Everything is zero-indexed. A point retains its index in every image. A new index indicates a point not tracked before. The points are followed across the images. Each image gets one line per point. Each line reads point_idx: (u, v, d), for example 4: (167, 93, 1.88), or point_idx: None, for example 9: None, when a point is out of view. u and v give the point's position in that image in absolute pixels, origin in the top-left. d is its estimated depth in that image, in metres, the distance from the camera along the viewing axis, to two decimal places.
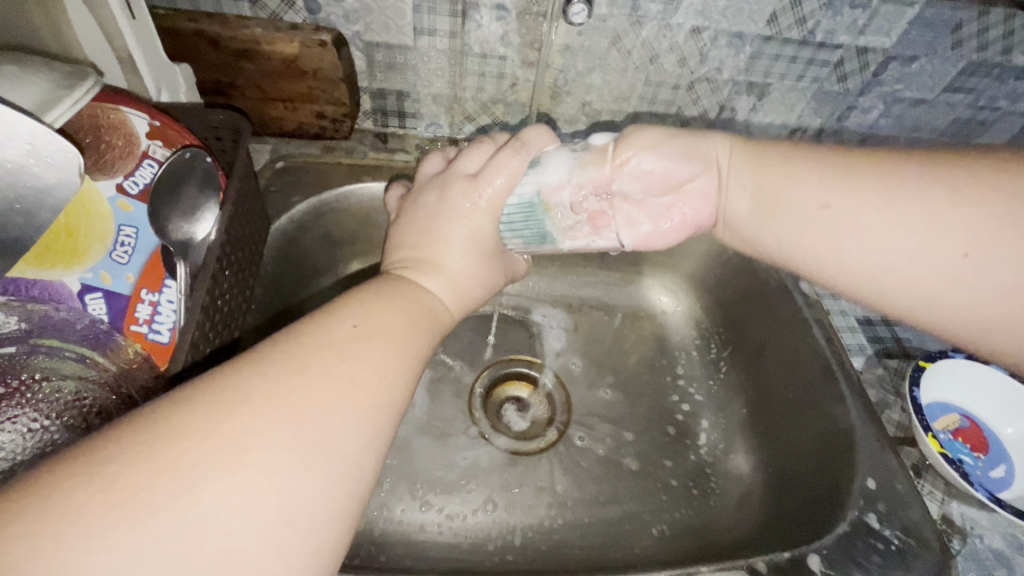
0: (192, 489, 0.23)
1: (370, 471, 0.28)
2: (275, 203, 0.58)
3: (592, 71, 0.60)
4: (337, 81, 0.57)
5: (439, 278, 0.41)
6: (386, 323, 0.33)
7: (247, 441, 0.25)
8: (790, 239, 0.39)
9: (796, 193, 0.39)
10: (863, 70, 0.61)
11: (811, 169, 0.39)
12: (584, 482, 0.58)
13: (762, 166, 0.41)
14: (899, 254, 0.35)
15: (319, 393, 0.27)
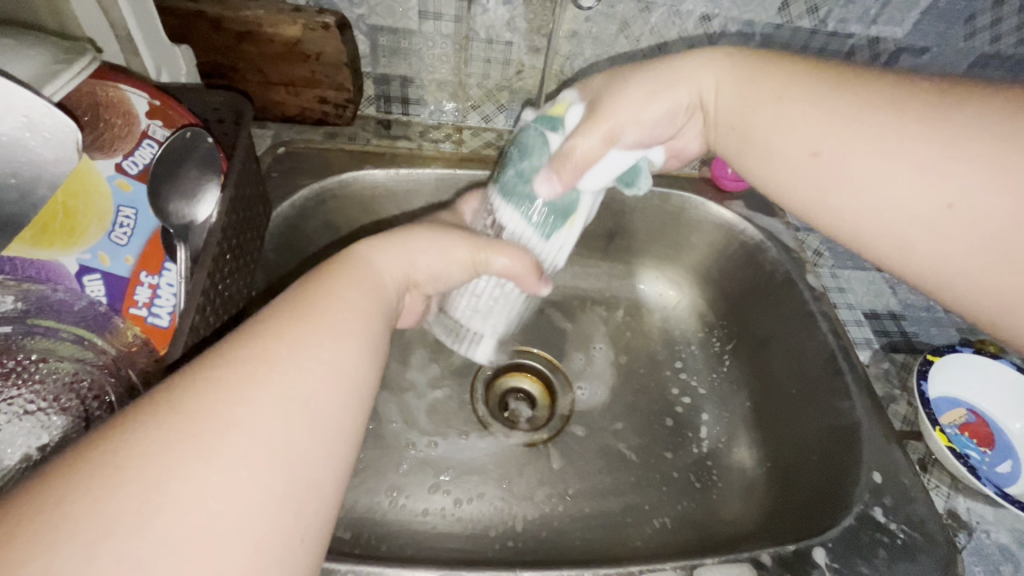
0: (74, 530, 0.20)
1: (303, 449, 0.26)
2: (278, 187, 0.57)
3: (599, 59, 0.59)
4: (341, 65, 0.56)
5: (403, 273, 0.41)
6: (309, 301, 0.32)
7: (136, 461, 0.22)
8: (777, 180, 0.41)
9: (779, 128, 0.39)
10: (875, 61, 0.60)
11: (799, 107, 0.38)
12: (586, 475, 0.57)
13: (751, 82, 0.40)
14: (898, 198, 0.35)
15: (251, 393, 0.26)
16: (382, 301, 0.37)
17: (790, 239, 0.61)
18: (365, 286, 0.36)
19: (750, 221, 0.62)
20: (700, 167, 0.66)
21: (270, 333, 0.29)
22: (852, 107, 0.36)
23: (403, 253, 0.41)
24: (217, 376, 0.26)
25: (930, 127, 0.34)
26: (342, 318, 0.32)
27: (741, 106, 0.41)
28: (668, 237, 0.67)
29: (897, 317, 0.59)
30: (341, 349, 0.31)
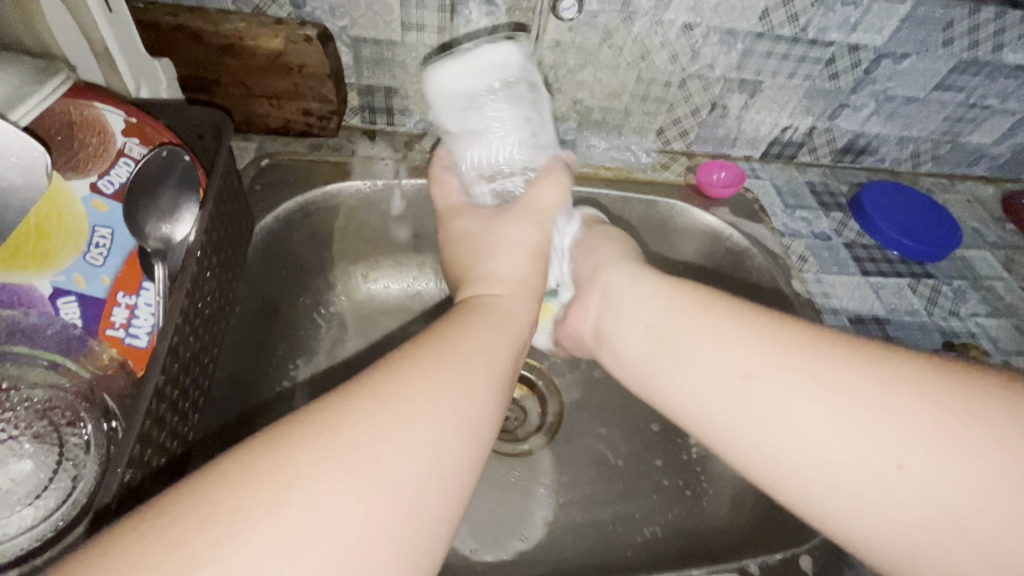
0: (243, 540, 0.22)
1: (437, 498, 0.27)
2: (261, 201, 0.57)
3: (583, 67, 0.59)
4: (324, 77, 0.55)
5: (519, 309, 0.41)
6: (461, 355, 0.33)
7: (297, 482, 0.24)
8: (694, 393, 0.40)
9: (713, 350, 0.40)
10: (855, 67, 0.60)
11: (728, 332, 0.40)
12: (576, 485, 0.57)
13: (709, 319, 0.41)
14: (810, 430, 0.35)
15: (404, 433, 0.27)
16: (513, 339, 0.38)
17: (775, 245, 0.62)
18: (495, 325, 0.38)
19: (735, 227, 0.63)
20: (685, 173, 0.67)
21: (420, 368, 0.31)
22: (789, 349, 0.37)
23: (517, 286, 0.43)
24: (380, 408, 0.28)
25: (842, 361, 0.35)
26: (478, 363, 0.33)
27: (664, 310, 0.44)
28: (653, 245, 0.67)
29: (882, 322, 0.58)
30: (482, 403, 0.31)
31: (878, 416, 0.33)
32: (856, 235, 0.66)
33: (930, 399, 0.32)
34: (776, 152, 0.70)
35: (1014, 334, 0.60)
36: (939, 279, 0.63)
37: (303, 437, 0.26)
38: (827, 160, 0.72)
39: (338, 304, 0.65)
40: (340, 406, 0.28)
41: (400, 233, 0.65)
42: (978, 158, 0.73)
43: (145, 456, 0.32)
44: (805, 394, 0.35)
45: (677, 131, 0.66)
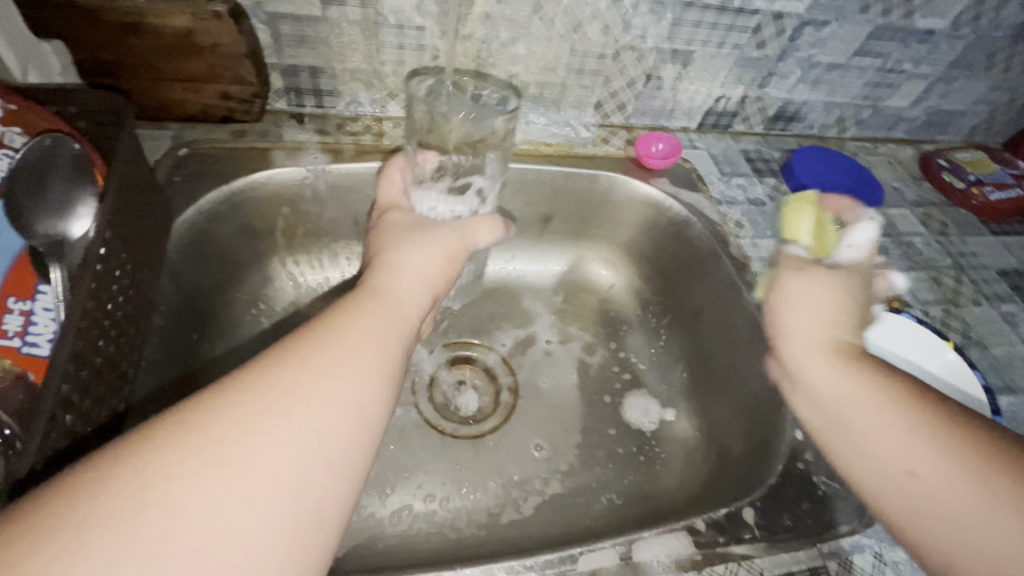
0: (88, 549, 0.22)
1: (317, 483, 0.28)
2: (181, 193, 0.53)
3: (515, 41, 0.58)
4: (241, 57, 0.52)
5: (411, 296, 0.43)
6: (349, 344, 0.34)
7: (156, 481, 0.24)
8: (856, 466, 0.40)
9: (895, 440, 0.39)
10: (781, 35, 0.62)
11: (903, 424, 0.39)
12: (529, 460, 0.58)
13: (896, 407, 0.40)
14: (958, 525, 0.35)
15: (277, 422, 0.28)
16: (398, 326, 0.39)
17: (713, 213, 0.63)
18: (380, 315, 0.39)
19: (675, 198, 0.64)
20: (625, 146, 0.67)
21: (299, 357, 0.32)
22: (968, 457, 0.36)
23: (404, 271, 0.45)
24: (252, 394, 0.29)
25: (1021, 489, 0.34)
26: (367, 352, 0.35)
27: (846, 391, 0.42)
28: (596, 219, 0.67)
29: None
30: (372, 392, 0.33)
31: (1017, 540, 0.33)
32: (789, 199, 0.68)
33: None
34: (711, 122, 0.71)
35: (931, 284, 0.64)
36: None
37: (159, 436, 0.26)
38: (760, 127, 0.74)
39: (278, 298, 0.62)
40: (207, 396, 0.28)
41: (339, 221, 0.62)
42: (896, 121, 0.76)
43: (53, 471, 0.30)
44: (975, 493, 0.35)
45: (615, 104, 0.66)
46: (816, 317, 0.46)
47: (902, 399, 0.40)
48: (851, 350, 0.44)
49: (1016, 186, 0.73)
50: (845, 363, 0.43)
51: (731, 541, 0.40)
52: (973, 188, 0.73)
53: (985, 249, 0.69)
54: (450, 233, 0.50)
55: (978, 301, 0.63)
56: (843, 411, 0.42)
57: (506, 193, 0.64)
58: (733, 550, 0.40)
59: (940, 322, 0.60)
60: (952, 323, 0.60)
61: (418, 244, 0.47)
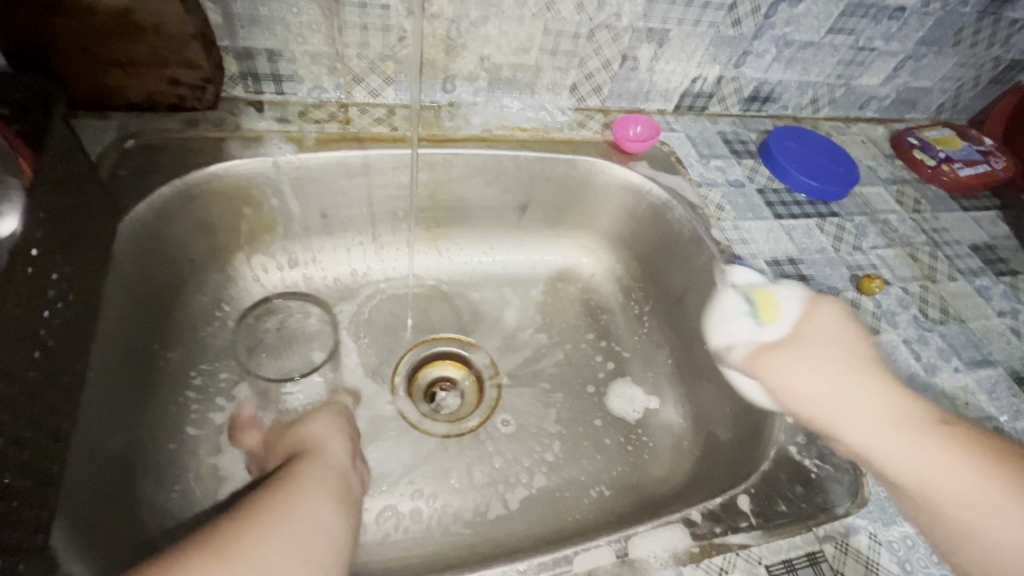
0: None
1: None
2: (129, 188, 0.49)
3: (486, 20, 0.55)
4: (187, 38, 0.48)
5: (340, 450, 0.45)
6: (298, 490, 0.38)
7: None
8: (942, 523, 0.37)
9: (974, 495, 0.36)
10: (756, 13, 0.61)
11: (954, 474, 0.36)
12: (515, 456, 0.56)
13: (937, 446, 0.37)
14: None
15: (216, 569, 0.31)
16: (337, 477, 0.41)
17: (693, 195, 0.62)
18: (326, 461, 0.42)
19: (654, 181, 0.62)
20: (602, 130, 0.65)
21: (257, 505, 0.36)
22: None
23: (319, 438, 0.45)
24: (216, 542, 0.32)
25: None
26: (317, 497, 0.38)
27: (914, 459, 0.38)
28: (575, 205, 0.66)
29: (795, 261, 0.60)
30: (325, 524, 0.36)
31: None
32: (768, 180, 0.67)
33: None
34: (688, 104, 0.70)
35: (908, 261, 0.64)
36: (842, 216, 0.66)
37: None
38: (736, 109, 0.73)
39: (243, 298, 0.59)
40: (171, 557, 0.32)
41: (304, 215, 0.59)
42: (868, 100, 0.77)
43: None
44: None
45: (590, 86, 0.64)
46: (843, 383, 0.41)
47: (938, 434, 0.38)
48: (905, 405, 0.40)
49: (984, 162, 0.74)
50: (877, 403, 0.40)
51: (728, 530, 0.39)
52: (943, 165, 0.74)
53: (958, 225, 0.70)
54: (335, 407, 0.50)
55: (953, 276, 0.64)
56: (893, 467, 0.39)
57: (481, 181, 0.62)
58: (730, 539, 0.39)
59: (919, 299, 0.60)
60: (930, 299, 0.61)
61: (315, 416, 0.48)
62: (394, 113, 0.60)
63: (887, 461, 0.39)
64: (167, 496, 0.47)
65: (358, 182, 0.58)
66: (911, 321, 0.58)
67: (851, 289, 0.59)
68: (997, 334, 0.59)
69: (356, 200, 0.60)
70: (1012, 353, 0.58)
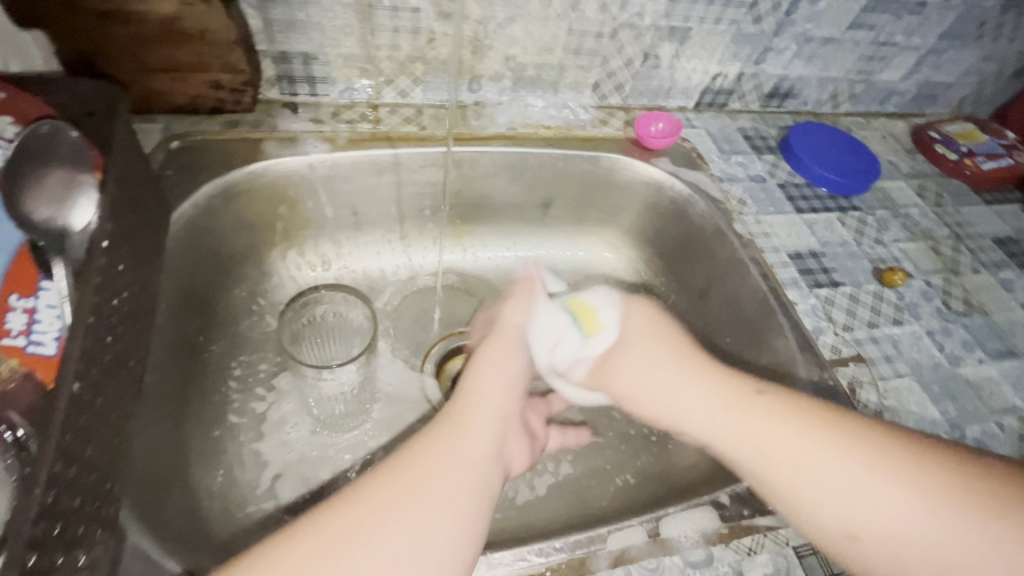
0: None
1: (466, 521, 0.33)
2: (175, 186, 0.52)
3: (512, 21, 0.57)
4: (230, 44, 0.50)
5: (503, 377, 0.45)
6: (465, 425, 0.39)
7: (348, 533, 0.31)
8: (807, 507, 0.36)
9: (807, 458, 0.37)
10: (777, 10, 0.62)
11: (795, 443, 0.38)
12: (542, 445, 0.57)
13: (766, 417, 0.39)
14: (890, 534, 0.34)
15: (398, 499, 0.33)
16: (496, 412, 0.41)
17: (715, 191, 0.63)
18: (490, 390, 0.43)
19: (676, 176, 0.63)
20: (624, 127, 0.67)
21: (431, 434, 0.38)
22: (880, 461, 0.35)
23: (503, 362, 0.46)
24: (397, 467, 0.35)
25: (943, 468, 0.34)
26: (479, 433, 0.39)
27: (752, 430, 0.39)
28: (598, 201, 0.67)
29: (817, 255, 0.61)
30: (482, 459, 0.37)
31: (972, 522, 0.32)
32: (789, 175, 0.68)
33: (948, 514, 0.33)
34: (708, 100, 0.71)
35: (931, 254, 0.64)
36: (863, 211, 0.67)
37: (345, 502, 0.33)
38: (756, 105, 0.73)
39: (279, 292, 0.61)
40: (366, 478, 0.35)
41: (337, 212, 0.61)
42: (889, 94, 0.77)
43: (71, 471, 0.28)
44: (893, 499, 0.34)
45: (613, 84, 0.66)
46: (682, 369, 0.43)
47: (764, 408, 0.40)
48: (738, 387, 0.41)
49: (1007, 156, 0.74)
50: (708, 385, 0.42)
51: (756, 512, 0.40)
52: (965, 159, 0.74)
53: (981, 218, 0.70)
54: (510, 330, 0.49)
55: (977, 269, 0.64)
56: (733, 443, 0.40)
57: (507, 178, 0.63)
58: (758, 522, 0.40)
59: (942, 291, 0.61)
60: (953, 291, 0.61)
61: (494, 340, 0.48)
62: (422, 113, 0.62)
63: (724, 436, 0.40)
64: (213, 479, 0.49)
65: (388, 180, 0.60)
66: (935, 313, 0.59)
67: (873, 281, 0.60)
68: (1021, 326, 0.60)
69: (387, 197, 0.62)
70: None
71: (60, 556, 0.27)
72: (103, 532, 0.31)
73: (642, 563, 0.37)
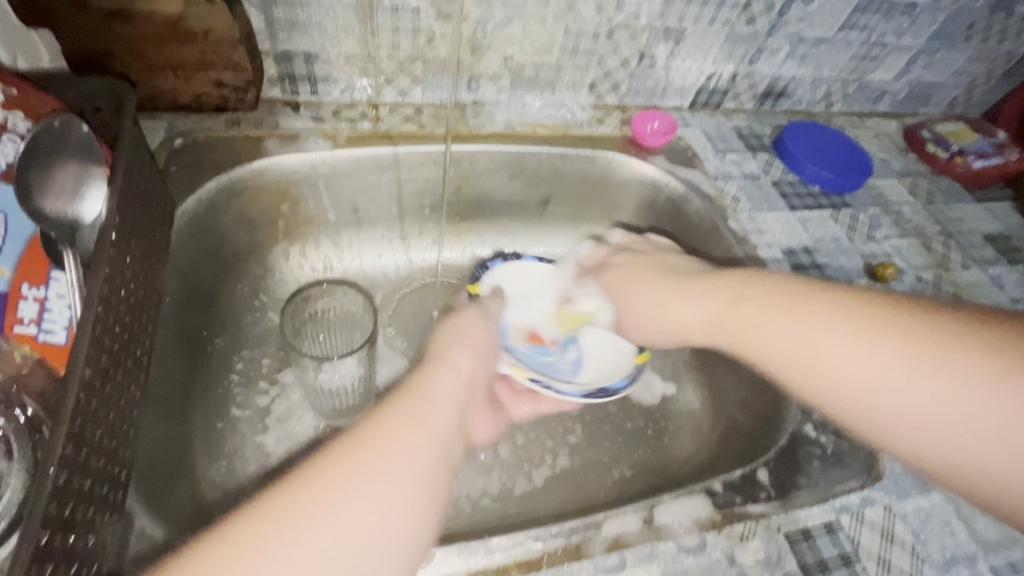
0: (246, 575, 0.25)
1: (427, 510, 0.31)
2: (180, 183, 0.53)
3: (510, 22, 0.58)
4: (234, 43, 0.51)
5: (471, 348, 0.42)
6: (425, 397, 0.35)
7: (291, 525, 0.27)
8: (794, 371, 0.37)
9: (847, 356, 0.35)
10: (770, 11, 0.63)
11: (798, 328, 0.37)
12: (540, 438, 0.58)
13: (794, 306, 0.38)
14: (903, 401, 0.33)
15: (349, 483, 0.29)
16: (464, 382, 0.39)
17: (711, 188, 0.64)
18: (453, 362, 0.40)
19: (672, 174, 0.64)
20: (620, 126, 0.68)
21: (392, 412, 0.34)
22: (889, 323, 0.35)
23: (467, 337, 0.42)
24: (352, 446, 0.31)
25: (971, 362, 0.31)
26: (444, 406, 0.36)
27: (742, 324, 0.41)
28: (595, 198, 0.68)
29: (811, 251, 0.62)
30: (445, 437, 0.34)
31: (925, 378, 0.32)
32: (783, 173, 0.69)
33: (939, 372, 0.32)
34: (703, 100, 0.72)
35: (922, 250, 0.65)
36: (856, 208, 0.68)
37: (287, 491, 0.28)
38: (750, 105, 0.75)
39: (280, 288, 0.62)
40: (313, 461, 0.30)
41: (338, 208, 0.62)
42: (882, 94, 0.78)
43: (79, 454, 0.29)
44: (887, 361, 0.34)
45: (609, 84, 0.67)
46: (672, 285, 0.47)
47: (786, 289, 0.40)
48: (717, 292, 0.43)
49: (997, 155, 0.75)
50: (687, 286, 0.46)
51: (748, 500, 0.41)
52: (956, 158, 0.75)
53: (972, 216, 0.71)
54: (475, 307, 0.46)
55: (967, 265, 0.65)
56: (706, 333, 0.43)
57: (505, 176, 0.64)
58: (750, 509, 0.41)
59: (933, 286, 0.62)
60: (944, 286, 0.62)
61: (451, 318, 0.44)
62: (422, 112, 0.63)
63: (768, 343, 0.39)
64: (216, 470, 0.50)
65: (388, 177, 0.61)
66: None
67: (866, 277, 0.61)
68: None
69: (387, 194, 0.62)
70: None
71: (71, 537, 0.28)
72: (111, 516, 0.32)
73: (637, 549, 0.38)
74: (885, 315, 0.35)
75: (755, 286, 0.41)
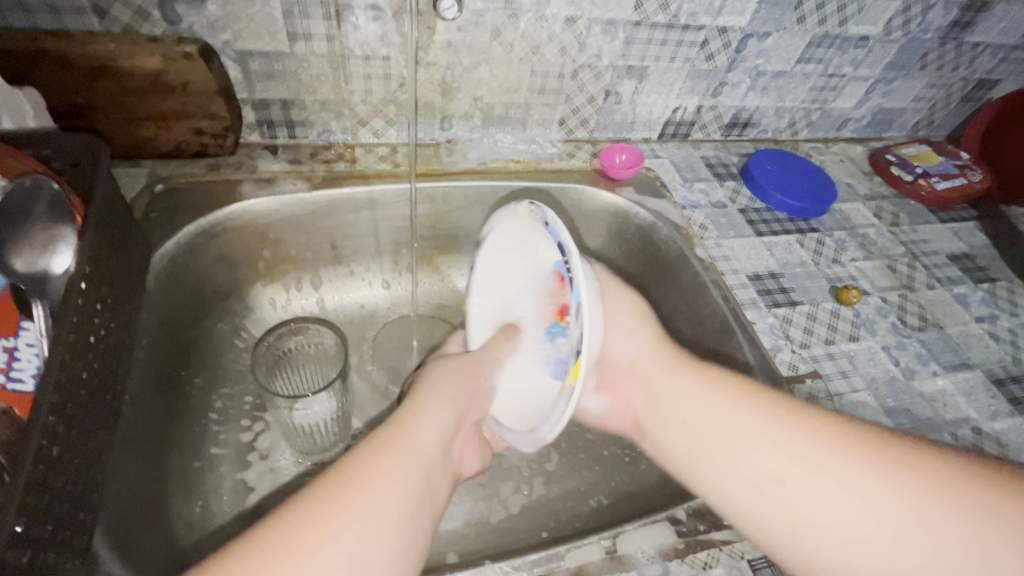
0: None
1: (412, 543, 0.31)
2: (158, 228, 0.54)
3: (477, 65, 0.61)
4: (211, 93, 0.54)
5: (468, 383, 0.44)
6: (418, 429, 0.37)
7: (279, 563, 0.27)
8: (728, 481, 0.40)
9: (796, 468, 0.38)
10: (727, 48, 0.66)
11: (759, 434, 0.40)
12: (516, 467, 0.59)
13: (730, 404, 0.42)
14: (857, 538, 0.35)
15: (334, 517, 0.29)
16: (457, 417, 0.41)
17: (678, 218, 0.66)
18: (447, 393, 0.41)
19: (640, 205, 0.66)
20: (590, 159, 0.70)
21: (380, 443, 0.35)
22: (867, 459, 0.36)
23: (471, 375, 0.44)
24: (337, 480, 0.32)
25: (954, 507, 0.33)
26: (431, 439, 0.37)
27: (696, 422, 0.43)
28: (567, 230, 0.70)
29: (776, 276, 0.63)
30: (428, 469, 0.35)
31: (903, 525, 0.34)
32: (749, 200, 0.71)
33: (906, 516, 0.34)
34: (670, 132, 0.75)
35: (887, 271, 0.67)
36: (822, 232, 0.70)
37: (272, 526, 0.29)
38: (717, 135, 0.77)
39: (260, 325, 0.64)
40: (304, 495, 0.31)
41: (315, 247, 0.64)
42: (845, 121, 0.81)
43: (38, 501, 0.30)
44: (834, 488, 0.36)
45: (578, 119, 0.69)
46: (648, 352, 0.49)
47: (740, 386, 0.43)
48: (673, 375, 0.47)
49: (959, 176, 0.78)
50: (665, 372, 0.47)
51: (712, 527, 0.42)
52: (920, 179, 0.78)
53: (936, 236, 0.73)
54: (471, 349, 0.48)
55: (931, 285, 0.67)
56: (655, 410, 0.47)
57: (479, 211, 0.67)
58: (713, 536, 0.41)
59: (898, 307, 0.63)
60: (909, 306, 0.64)
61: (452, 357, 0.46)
62: (396, 151, 0.65)
63: (707, 439, 0.42)
64: (192, 510, 0.51)
65: (365, 216, 0.63)
66: (889, 328, 0.61)
67: (830, 299, 0.62)
68: (975, 339, 0.62)
69: (363, 231, 0.64)
70: (990, 356, 0.61)
71: None
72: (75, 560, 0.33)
73: None
74: (852, 440, 0.37)
75: (725, 380, 0.44)
